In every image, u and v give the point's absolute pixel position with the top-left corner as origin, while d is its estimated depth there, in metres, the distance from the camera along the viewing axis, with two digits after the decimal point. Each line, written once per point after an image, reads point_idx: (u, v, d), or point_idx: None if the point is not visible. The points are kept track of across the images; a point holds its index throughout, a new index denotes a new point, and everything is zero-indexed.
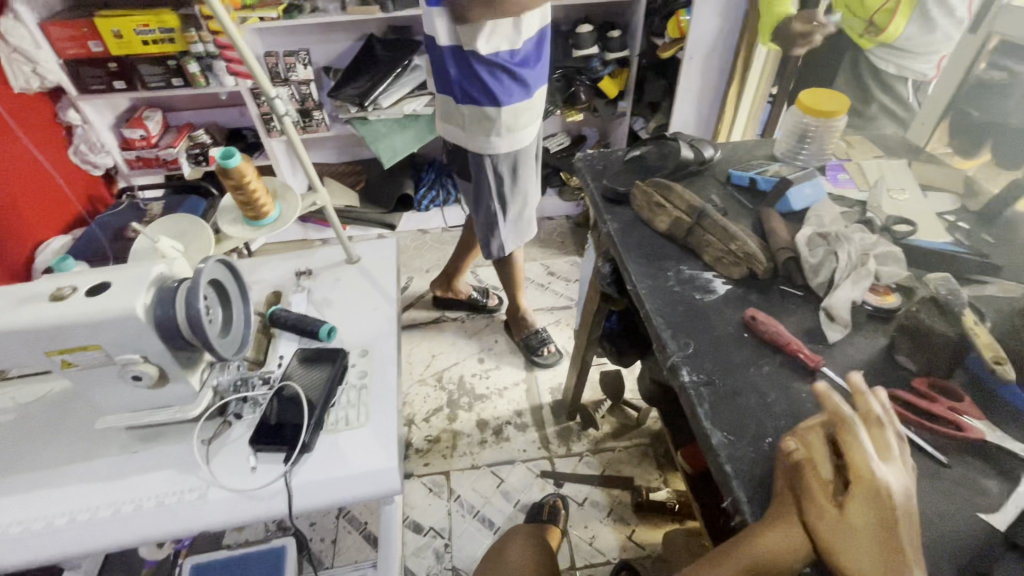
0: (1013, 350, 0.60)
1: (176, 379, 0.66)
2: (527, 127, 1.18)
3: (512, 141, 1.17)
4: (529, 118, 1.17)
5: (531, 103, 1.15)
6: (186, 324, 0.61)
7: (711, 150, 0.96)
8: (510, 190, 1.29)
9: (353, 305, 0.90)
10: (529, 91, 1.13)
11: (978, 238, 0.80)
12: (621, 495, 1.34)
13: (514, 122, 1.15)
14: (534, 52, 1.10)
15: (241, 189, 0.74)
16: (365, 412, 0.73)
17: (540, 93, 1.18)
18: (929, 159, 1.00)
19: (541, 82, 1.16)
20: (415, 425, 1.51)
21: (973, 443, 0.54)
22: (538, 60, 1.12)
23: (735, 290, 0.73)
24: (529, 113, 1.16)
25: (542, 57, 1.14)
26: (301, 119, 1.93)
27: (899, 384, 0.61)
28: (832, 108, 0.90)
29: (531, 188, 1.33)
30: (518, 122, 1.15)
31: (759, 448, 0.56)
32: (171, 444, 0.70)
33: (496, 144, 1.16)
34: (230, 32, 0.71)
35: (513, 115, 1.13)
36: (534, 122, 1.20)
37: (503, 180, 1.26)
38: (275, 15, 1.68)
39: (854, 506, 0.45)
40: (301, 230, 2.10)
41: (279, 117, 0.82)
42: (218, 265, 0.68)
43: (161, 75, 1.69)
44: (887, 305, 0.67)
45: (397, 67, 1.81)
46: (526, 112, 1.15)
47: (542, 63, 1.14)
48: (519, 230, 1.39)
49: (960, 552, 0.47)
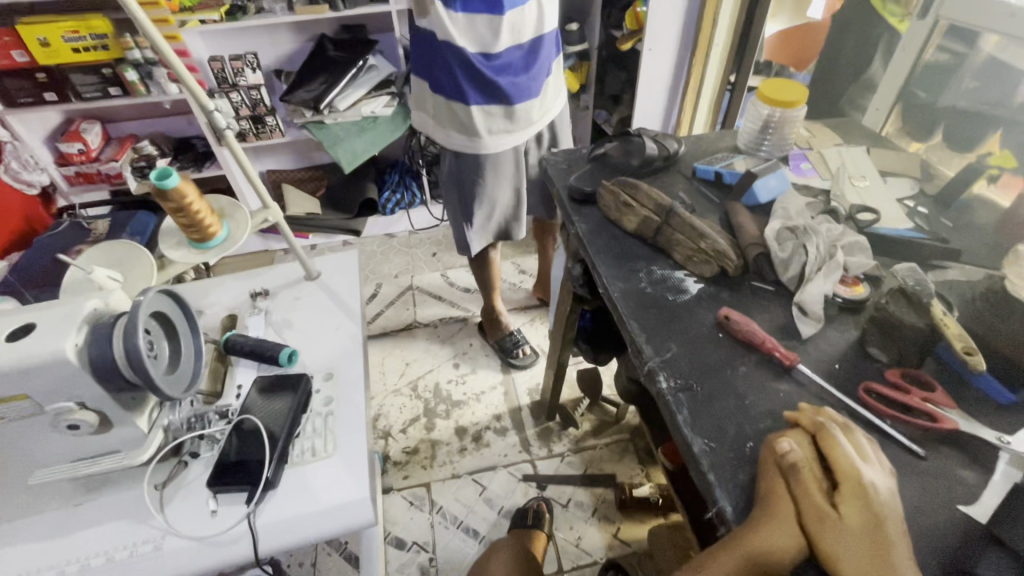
0: (980, 336, 0.61)
1: (121, 423, 0.61)
2: (498, 134, 1.13)
3: (474, 145, 1.13)
4: (502, 125, 1.13)
5: (506, 111, 1.11)
6: (124, 361, 0.56)
7: (676, 145, 0.96)
8: (478, 195, 1.25)
9: (315, 325, 0.85)
10: (503, 99, 1.09)
11: (937, 222, 0.82)
12: (605, 493, 1.33)
13: (481, 126, 1.11)
14: (520, 61, 1.08)
15: (183, 211, 0.69)
16: (332, 441, 0.69)
17: (522, 111, 1.13)
18: (885, 144, 1.01)
19: (526, 100, 1.11)
20: (392, 437, 1.47)
21: (948, 433, 0.55)
22: (524, 73, 1.09)
23: (707, 288, 0.72)
24: (502, 120, 1.12)
25: (531, 74, 1.10)
26: (253, 126, 1.84)
27: (873, 376, 0.61)
28: (793, 97, 0.92)
29: (507, 195, 1.28)
30: (485, 127, 1.11)
31: (740, 453, 0.54)
32: (120, 491, 0.65)
33: (458, 143, 1.14)
34: (158, 44, 0.66)
35: (480, 117, 1.10)
36: (509, 134, 1.15)
37: (472, 183, 1.22)
38: (217, 17, 1.61)
39: (848, 508, 0.44)
40: (262, 241, 2.02)
41: (219, 131, 0.77)
42: (160, 296, 0.63)
43: (96, 84, 1.58)
44: (856, 297, 0.67)
45: (352, 68, 1.76)
46: (498, 119, 1.12)
47: (530, 80, 1.10)
48: (492, 234, 1.36)
49: (945, 549, 0.46)
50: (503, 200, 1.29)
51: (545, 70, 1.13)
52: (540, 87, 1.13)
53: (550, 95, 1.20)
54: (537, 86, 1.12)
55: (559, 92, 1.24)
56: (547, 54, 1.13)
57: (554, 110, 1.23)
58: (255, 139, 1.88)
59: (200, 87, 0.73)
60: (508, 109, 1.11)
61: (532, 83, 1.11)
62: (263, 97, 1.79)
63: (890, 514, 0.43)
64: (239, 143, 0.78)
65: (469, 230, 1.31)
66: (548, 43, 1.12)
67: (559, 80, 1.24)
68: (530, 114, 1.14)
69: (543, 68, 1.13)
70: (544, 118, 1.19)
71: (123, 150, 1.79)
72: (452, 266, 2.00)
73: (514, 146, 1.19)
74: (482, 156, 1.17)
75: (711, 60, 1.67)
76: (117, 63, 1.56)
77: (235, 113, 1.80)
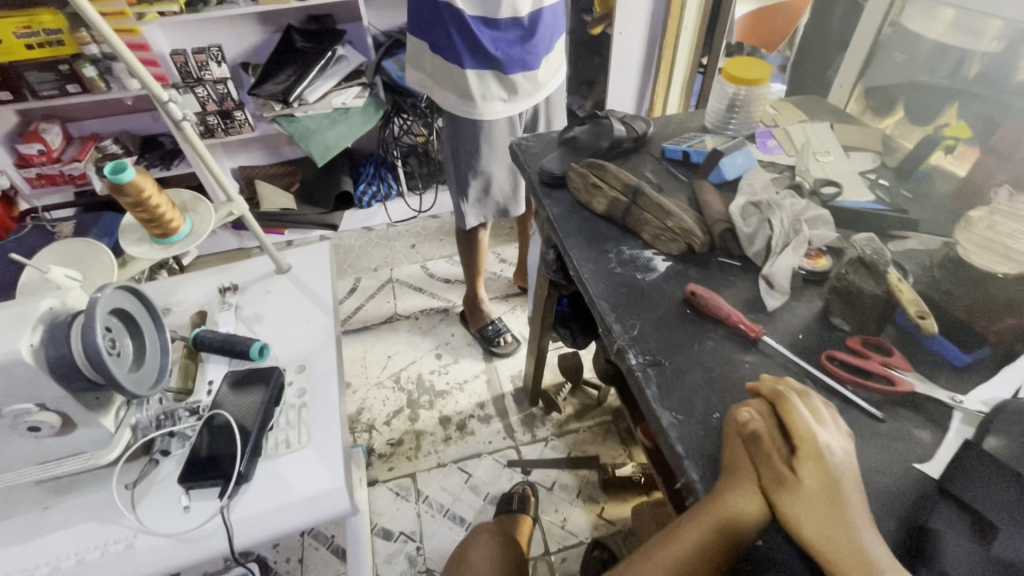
0: (935, 301, 0.63)
1: (86, 424, 0.60)
2: (492, 101, 1.14)
3: (469, 109, 1.14)
4: (497, 92, 1.14)
5: (501, 80, 1.12)
6: (84, 360, 0.55)
7: (643, 125, 0.97)
8: (473, 170, 1.25)
9: (287, 319, 0.85)
10: (498, 66, 1.10)
11: (898, 193, 0.84)
12: (589, 475, 1.35)
13: (476, 91, 1.11)
14: (517, 35, 1.09)
15: (141, 206, 0.67)
16: (306, 433, 0.70)
17: (518, 81, 1.14)
18: (848, 120, 1.03)
19: (521, 71, 1.13)
20: (376, 429, 1.47)
21: (906, 395, 0.56)
22: (522, 45, 1.10)
23: (675, 266, 0.73)
24: (498, 88, 1.13)
25: (529, 46, 1.11)
26: (222, 121, 1.79)
27: (835, 345, 0.62)
28: (757, 77, 0.93)
29: (502, 170, 1.28)
30: (481, 92, 1.12)
31: (707, 424, 0.55)
32: (90, 492, 0.64)
33: (454, 105, 1.15)
34: (111, 38, 0.64)
35: (476, 81, 1.10)
36: (503, 103, 1.16)
37: (468, 156, 1.23)
38: (176, 9, 1.53)
39: (806, 469, 0.45)
40: (236, 238, 1.97)
41: (176, 123, 0.75)
42: (120, 292, 0.62)
43: (52, 82, 1.52)
44: (820, 268, 0.69)
45: (321, 58, 1.72)
46: (493, 86, 1.12)
47: (527, 52, 1.11)
48: (488, 212, 1.35)
49: (902, 504, 0.48)
50: (500, 176, 1.29)
51: (544, 46, 1.15)
52: (538, 60, 1.14)
53: (547, 71, 1.21)
54: (535, 60, 1.13)
55: (557, 71, 1.25)
56: (547, 29, 1.14)
57: (551, 88, 1.25)
58: (224, 135, 1.83)
59: (154, 81, 0.70)
60: (503, 78, 1.12)
61: (529, 56, 1.12)
62: (230, 91, 1.74)
63: (846, 474, 0.44)
64: (197, 135, 0.77)
65: (466, 205, 1.31)
66: (550, 19, 1.13)
67: (558, 59, 1.25)
68: (527, 86, 1.16)
69: (542, 43, 1.14)
70: (540, 91, 1.20)
71: (86, 149, 1.73)
72: (431, 257, 1.99)
73: (509, 117, 1.19)
74: (476, 125, 1.18)
75: (682, 42, 1.68)
76: (74, 59, 1.50)
77: (201, 108, 1.75)
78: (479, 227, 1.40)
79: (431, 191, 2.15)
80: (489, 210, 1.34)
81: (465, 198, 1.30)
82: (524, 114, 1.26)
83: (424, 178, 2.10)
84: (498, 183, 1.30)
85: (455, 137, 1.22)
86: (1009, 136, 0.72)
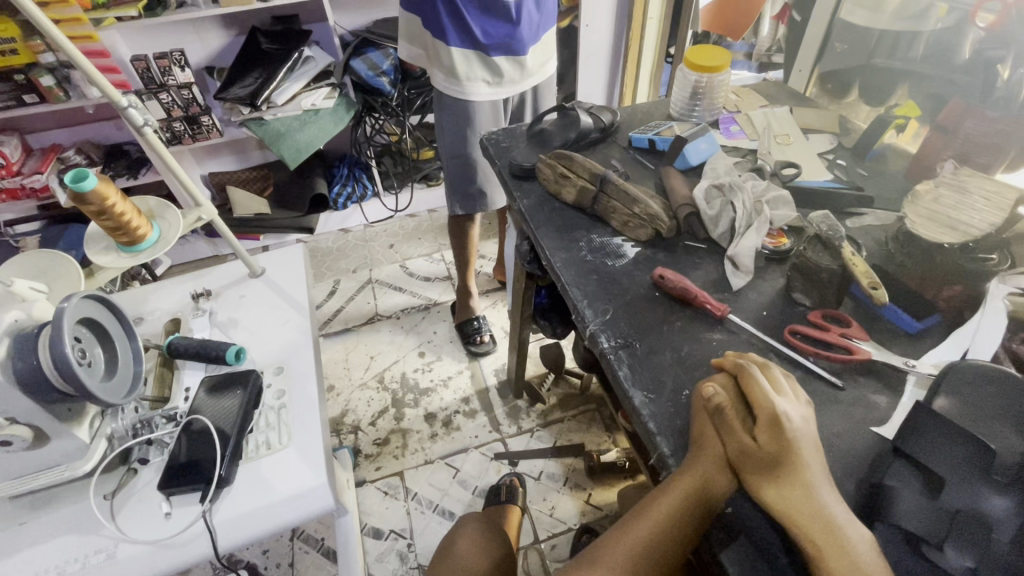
0: (889, 274, 0.66)
1: (60, 436, 0.60)
2: (476, 82, 1.15)
3: (454, 88, 1.16)
4: (481, 74, 1.15)
5: (486, 62, 1.14)
6: (55, 372, 0.55)
7: (609, 116, 0.98)
8: (459, 157, 1.25)
9: (263, 321, 0.85)
10: (482, 46, 1.11)
11: (855, 172, 0.87)
12: (575, 463, 1.37)
13: (460, 70, 1.13)
14: (506, 20, 1.11)
15: (106, 213, 0.66)
16: (287, 433, 0.70)
17: (502, 64, 1.15)
18: (807, 104, 1.06)
19: (505, 55, 1.14)
20: (361, 431, 1.47)
21: (863, 363, 0.59)
22: (508, 30, 1.11)
23: (644, 251, 0.75)
24: (482, 69, 1.15)
25: (516, 32, 1.12)
26: (188, 127, 1.76)
27: (798, 319, 0.65)
28: (718, 62, 0.95)
29: (484, 162, 1.28)
30: (465, 71, 1.13)
31: (677, 401, 0.57)
32: (67, 505, 0.64)
33: (440, 84, 1.17)
34: (64, 44, 0.62)
35: (460, 60, 1.12)
36: (487, 86, 1.17)
37: (452, 143, 1.23)
38: (136, 13, 1.49)
39: (765, 435, 0.47)
40: (210, 246, 1.94)
41: (137, 128, 0.74)
42: (87, 302, 0.62)
43: (9, 92, 1.47)
44: (781, 248, 0.72)
45: (288, 60, 1.69)
46: (477, 67, 1.14)
47: (512, 37, 1.12)
48: (473, 204, 1.33)
49: (860, 465, 0.50)
50: (484, 165, 1.28)
51: (532, 35, 1.16)
52: (524, 48, 1.15)
53: (534, 61, 1.22)
54: (520, 47, 1.14)
55: (545, 63, 1.27)
56: (535, 19, 1.15)
57: (538, 78, 1.26)
58: (191, 141, 1.80)
59: (114, 88, 0.69)
60: (487, 60, 1.14)
61: (515, 41, 1.13)
62: (196, 96, 1.70)
63: (803, 439, 0.46)
64: (161, 141, 0.76)
65: (451, 192, 1.31)
66: (538, 10, 1.15)
67: (549, 51, 1.26)
68: (513, 71, 1.18)
69: (531, 31, 1.15)
70: (526, 80, 1.22)
71: (47, 161, 1.67)
72: (409, 256, 1.98)
73: (491, 102, 1.20)
74: (458, 108, 1.19)
75: (648, 32, 1.70)
76: (30, 68, 1.46)
77: (166, 115, 1.71)
78: (467, 218, 1.39)
79: (406, 190, 2.14)
80: (473, 202, 1.32)
81: (450, 184, 1.30)
82: (507, 102, 1.27)
83: (399, 177, 2.08)
84: (476, 176, 1.29)
85: (442, 120, 1.23)
86: (953, 112, 0.75)
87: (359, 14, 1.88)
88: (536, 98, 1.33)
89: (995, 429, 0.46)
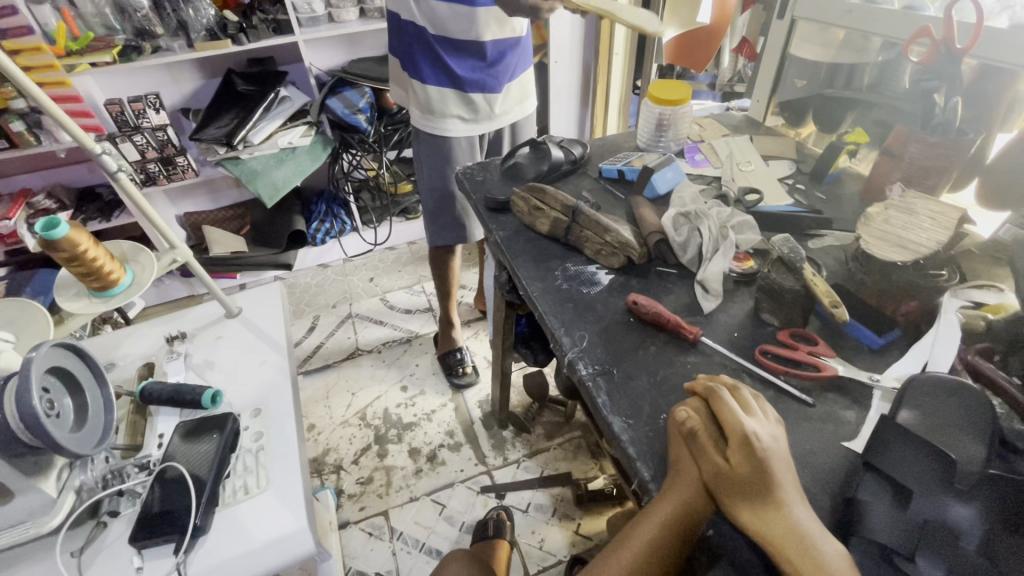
0: (850, 293, 0.69)
1: (25, 491, 0.58)
2: (451, 117, 1.18)
3: (430, 123, 1.19)
4: (457, 110, 1.18)
5: (461, 99, 1.17)
6: (20, 424, 0.53)
7: (579, 149, 1.02)
8: (439, 191, 1.28)
9: (240, 362, 0.84)
10: (458, 83, 1.15)
11: (814, 196, 0.91)
12: (562, 492, 1.36)
13: (436, 106, 1.16)
14: (480, 58, 1.14)
15: (77, 260, 0.65)
16: (265, 476, 0.69)
17: (477, 101, 1.18)
18: (767, 132, 1.11)
19: (480, 92, 1.17)
20: (344, 470, 1.43)
21: (832, 379, 0.61)
22: (482, 68, 1.15)
23: (617, 278, 0.77)
24: (458, 106, 1.18)
25: (489, 70, 1.16)
26: (163, 167, 1.75)
27: (768, 339, 0.67)
28: (675, 97, 1.00)
29: (461, 194, 1.30)
30: (440, 107, 1.17)
31: (655, 425, 0.58)
32: (30, 565, 0.61)
33: (417, 119, 1.20)
34: (31, 91, 0.62)
35: (436, 96, 1.15)
36: (463, 122, 1.20)
37: (432, 177, 1.27)
38: (109, 59, 1.51)
39: (738, 457, 0.47)
40: (186, 286, 1.92)
41: (111, 174, 0.74)
42: (57, 349, 0.61)
43: None
44: (747, 270, 0.75)
45: (263, 101, 1.72)
46: (453, 103, 1.17)
47: (486, 75, 1.16)
48: (450, 237, 1.35)
49: (833, 480, 0.52)
50: (460, 197, 1.30)
51: (508, 74, 1.20)
52: (499, 86, 1.19)
53: (511, 99, 1.26)
54: (495, 84, 1.18)
55: (522, 101, 1.30)
56: (511, 59, 1.19)
57: (514, 115, 1.29)
58: (166, 181, 1.79)
59: (86, 133, 0.68)
60: (462, 95, 1.17)
61: (490, 80, 1.17)
62: (170, 137, 1.70)
63: (774, 457, 0.47)
64: (134, 184, 0.76)
65: (431, 226, 1.34)
66: (514, 50, 1.18)
67: (526, 90, 1.30)
68: (490, 106, 1.21)
69: (506, 70, 1.19)
70: (502, 116, 1.25)
71: (15, 206, 1.64)
72: (389, 289, 1.98)
73: (469, 137, 1.23)
74: (435, 143, 1.22)
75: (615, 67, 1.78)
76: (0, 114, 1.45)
77: (141, 156, 1.70)
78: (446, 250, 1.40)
79: (386, 224, 2.16)
80: (451, 233, 1.34)
81: (429, 216, 1.32)
82: (483, 137, 1.30)
83: (378, 211, 2.10)
84: (454, 210, 1.31)
85: (421, 153, 1.25)
86: (898, 138, 0.80)
87: (330, 54, 1.92)
88: (513, 133, 1.37)
89: (957, 441, 0.48)
